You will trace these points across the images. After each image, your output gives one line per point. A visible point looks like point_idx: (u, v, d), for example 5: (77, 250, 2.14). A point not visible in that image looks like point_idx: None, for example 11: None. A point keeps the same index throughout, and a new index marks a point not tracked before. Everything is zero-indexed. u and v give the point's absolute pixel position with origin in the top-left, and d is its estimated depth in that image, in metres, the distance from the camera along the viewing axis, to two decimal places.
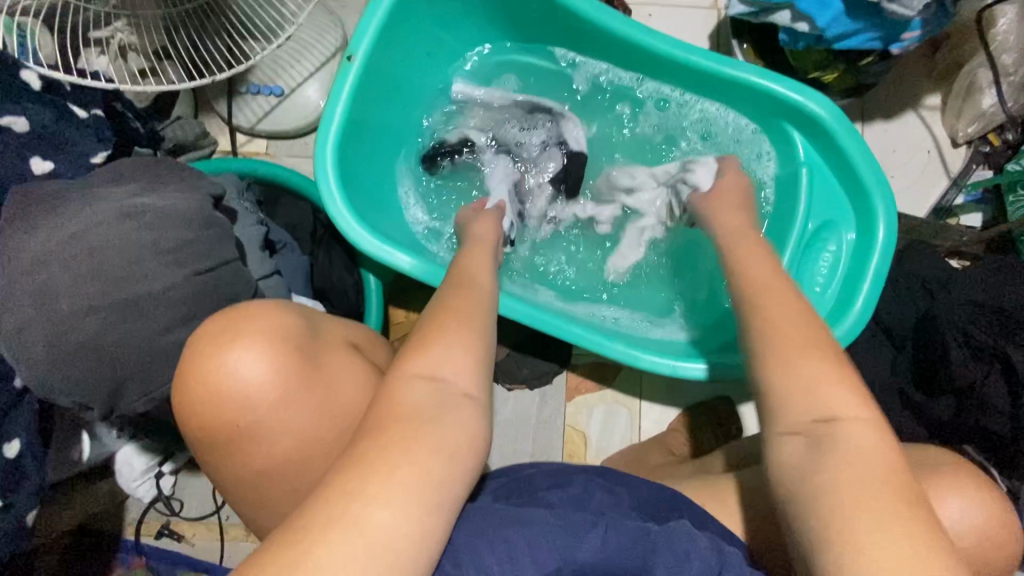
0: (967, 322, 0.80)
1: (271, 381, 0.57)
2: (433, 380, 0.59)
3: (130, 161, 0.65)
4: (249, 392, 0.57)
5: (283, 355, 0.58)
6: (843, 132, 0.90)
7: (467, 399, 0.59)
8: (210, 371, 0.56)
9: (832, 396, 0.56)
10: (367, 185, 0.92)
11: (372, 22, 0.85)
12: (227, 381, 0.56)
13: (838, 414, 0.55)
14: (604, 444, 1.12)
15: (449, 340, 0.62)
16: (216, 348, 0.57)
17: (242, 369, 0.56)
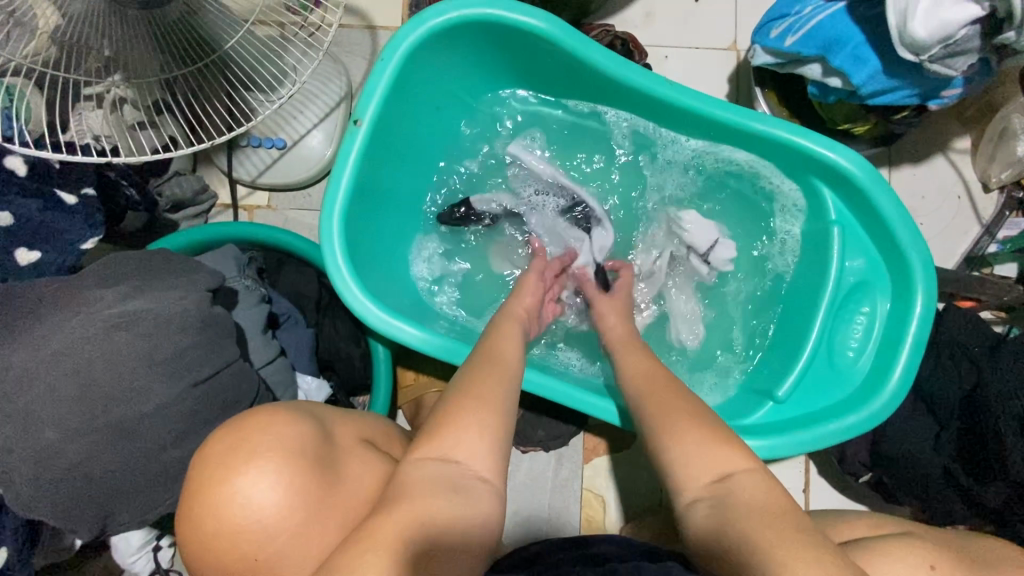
0: (1021, 407, 0.74)
1: (289, 499, 0.50)
2: (445, 462, 0.56)
3: (121, 255, 0.60)
4: (262, 525, 0.49)
5: (302, 468, 0.51)
6: (878, 192, 0.86)
7: (481, 481, 0.56)
8: (220, 487, 0.49)
9: (721, 457, 0.58)
10: (376, 250, 0.87)
11: (380, 83, 0.80)
12: (236, 509, 0.49)
13: (731, 472, 0.57)
14: (622, 508, 1.07)
15: (465, 420, 0.59)
16: (229, 458, 0.50)
17: (253, 495, 0.49)
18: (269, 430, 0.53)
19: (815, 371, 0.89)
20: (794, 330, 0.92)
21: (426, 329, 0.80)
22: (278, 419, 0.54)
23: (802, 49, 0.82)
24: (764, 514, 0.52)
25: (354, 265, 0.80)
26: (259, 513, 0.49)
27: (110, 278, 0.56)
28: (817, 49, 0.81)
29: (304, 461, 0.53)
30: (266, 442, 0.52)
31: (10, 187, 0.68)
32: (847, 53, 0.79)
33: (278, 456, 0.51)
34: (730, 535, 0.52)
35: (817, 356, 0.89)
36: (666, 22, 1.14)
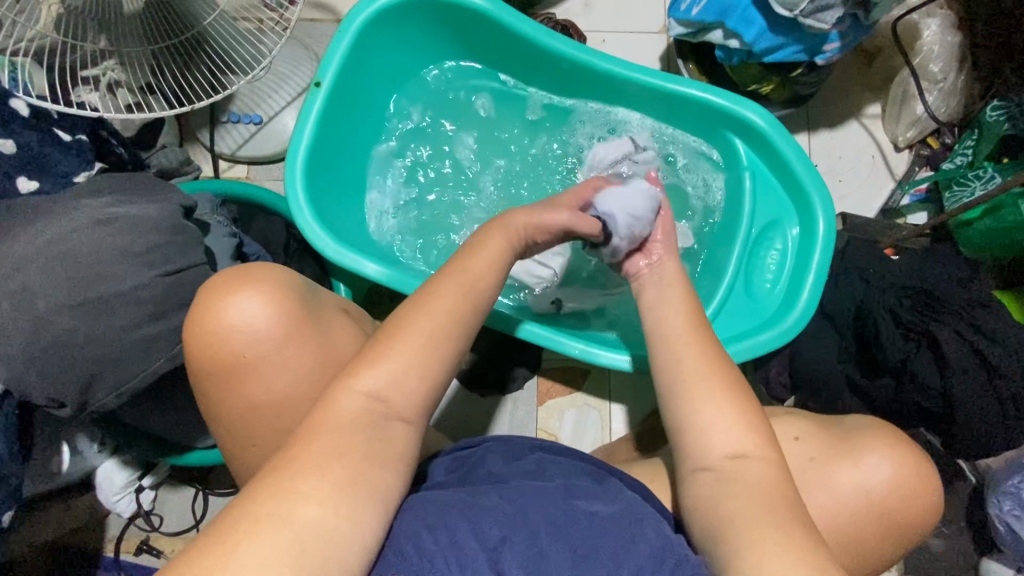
0: (895, 303, 0.84)
1: (273, 324, 0.64)
2: (373, 399, 0.59)
3: (106, 177, 0.71)
4: (252, 334, 0.63)
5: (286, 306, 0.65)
6: (781, 139, 0.97)
7: (403, 423, 0.60)
8: (218, 317, 0.63)
9: (745, 439, 0.62)
10: (340, 203, 0.98)
11: (337, 52, 0.93)
12: (229, 322, 0.63)
13: (745, 452, 0.62)
14: (574, 446, 1.15)
15: (406, 356, 0.61)
16: (230, 291, 0.64)
17: (243, 312, 0.63)
18: (264, 274, 0.67)
19: (734, 300, 0.99)
20: (716, 266, 1.02)
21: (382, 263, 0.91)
22: (269, 273, 0.68)
23: (704, 17, 0.95)
24: (757, 489, 0.59)
25: (316, 207, 0.91)
26: (249, 325, 0.63)
27: (98, 191, 0.67)
28: (715, 15, 0.94)
29: (291, 299, 0.66)
30: (260, 279, 0.66)
31: (13, 125, 0.78)
32: (737, 16, 0.92)
33: (270, 289, 0.65)
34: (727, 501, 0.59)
35: (736, 286, 0.99)
36: (602, 11, 1.28)
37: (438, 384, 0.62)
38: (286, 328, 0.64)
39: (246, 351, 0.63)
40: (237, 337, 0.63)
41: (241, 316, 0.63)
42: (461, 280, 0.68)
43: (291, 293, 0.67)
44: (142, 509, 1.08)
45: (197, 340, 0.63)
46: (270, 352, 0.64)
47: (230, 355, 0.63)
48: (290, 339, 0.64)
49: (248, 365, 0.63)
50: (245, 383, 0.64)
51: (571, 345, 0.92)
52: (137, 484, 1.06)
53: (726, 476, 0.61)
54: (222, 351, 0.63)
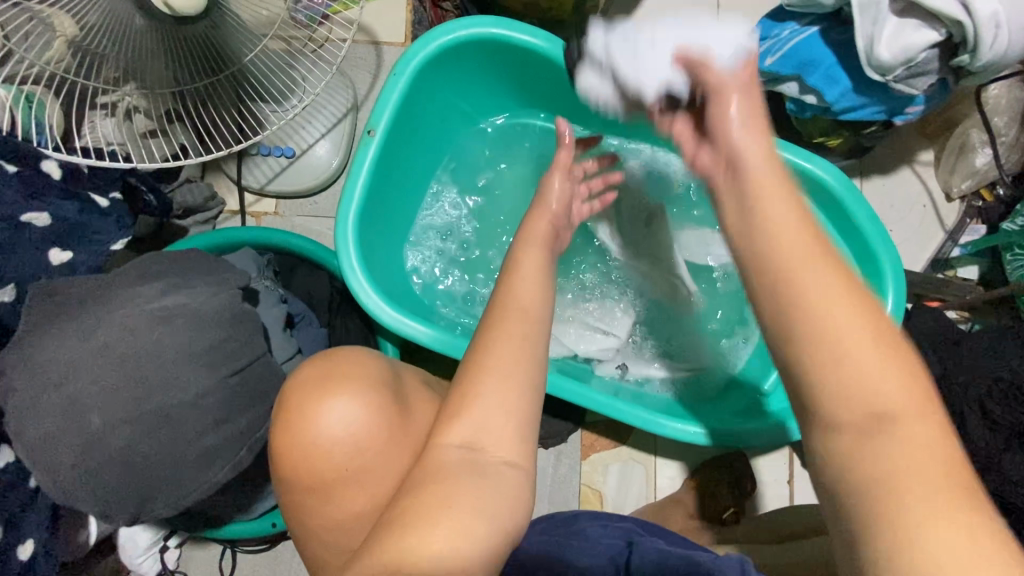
0: (979, 390, 0.82)
1: (361, 427, 0.59)
2: (471, 449, 0.58)
3: (154, 255, 0.64)
4: (343, 438, 0.58)
5: (375, 404, 0.60)
6: (853, 202, 0.92)
7: (508, 466, 0.59)
8: (308, 415, 0.58)
9: (897, 383, 0.41)
10: (386, 259, 0.91)
11: (391, 97, 0.85)
12: (323, 430, 0.58)
13: (896, 404, 0.41)
14: (618, 502, 1.12)
15: (494, 403, 0.59)
16: (319, 386, 0.59)
17: (340, 418, 0.58)
18: (354, 365, 0.62)
19: None
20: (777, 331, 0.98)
21: (434, 327, 0.84)
22: (356, 358, 0.63)
23: (780, 69, 0.89)
24: None
25: (367, 267, 0.83)
26: (341, 427, 0.58)
27: (147, 275, 0.60)
28: (794, 69, 0.88)
29: (387, 395, 0.62)
30: (354, 374, 0.61)
31: (50, 192, 0.77)
32: (821, 73, 0.87)
33: (365, 387, 0.60)
34: None
35: None
36: None
37: (531, 426, 0.61)
38: (375, 432, 0.59)
39: (339, 459, 0.58)
40: (337, 452, 0.58)
41: (332, 417, 0.58)
42: (512, 308, 0.64)
43: (386, 393, 0.62)
44: (167, 568, 1.02)
45: (285, 440, 0.58)
46: (356, 459, 0.59)
47: (326, 470, 0.59)
48: (390, 444, 0.60)
49: (334, 470, 0.58)
50: (341, 493, 0.59)
51: (635, 413, 0.86)
52: (161, 543, 1.00)
53: (811, 417, 0.44)
54: (319, 467, 0.58)
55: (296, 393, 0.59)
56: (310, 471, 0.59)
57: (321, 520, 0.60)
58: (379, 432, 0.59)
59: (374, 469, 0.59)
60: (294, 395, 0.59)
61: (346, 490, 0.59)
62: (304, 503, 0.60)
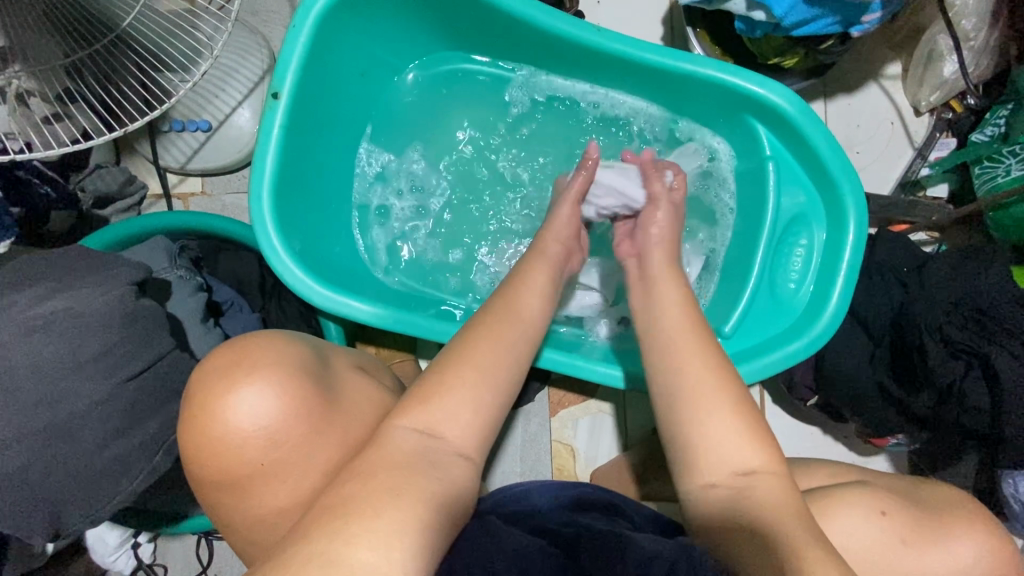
0: (942, 319, 0.79)
1: (279, 420, 0.56)
2: (429, 435, 0.58)
3: (34, 255, 0.58)
4: (259, 432, 0.55)
5: (297, 391, 0.57)
6: (808, 123, 0.85)
7: (461, 458, 0.58)
8: (220, 408, 0.55)
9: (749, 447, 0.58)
10: (316, 234, 0.84)
11: (294, 52, 0.77)
12: (235, 423, 0.55)
13: (751, 469, 0.57)
14: (591, 456, 1.11)
15: (458, 395, 0.60)
16: (234, 374, 0.56)
17: (250, 407, 0.55)
18: (268, 351, 0.59)
19: (759, 303, 0.90)
20: (738, 268, 0.93)
21: (375, 303, 0.79)
22: (276, 347, 0.60)
23: None
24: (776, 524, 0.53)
25: (293, 248, 0.78)
26: (255, 421, 0.55)
27: (22, 279, 0.55)
28: None
29: (306, 380, 0.59)
30: (275, 362, 0.58)
31: None
32: None
33: (278, 372, 0.57)
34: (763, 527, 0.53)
35: (759, 291, 0.90)
36: None
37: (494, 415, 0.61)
38: (293, 425, 0.56)
39: (255, 459, 0.55)
40: (250, 446, 0.55)
41: (246, 411, 0.55)
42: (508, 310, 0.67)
43: (307, 381, 0.58)
44: (143, 562, 1.01)
45: (198, 431, 0.55)
46: (268, 454, 0.56)
47: (240, 466, 0.56)
48: (316, 435, 0.57)
49: (243, 465, 0.55)
50: (259, 491, 0.56)
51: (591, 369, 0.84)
52: (132, 540, 0.99)
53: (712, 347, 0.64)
54: (231, 463, 0.55)
55: (203, 387, 0.56)
56: (222, 469, 0.55)
57: (241, 519, 0.58)
58: (297, 420, 0.57)
59: (298, 461, 0.56)
60: (207, 383, 0.56)
61: (256, 484, 0.56)
62: (216, 501, 0.58)
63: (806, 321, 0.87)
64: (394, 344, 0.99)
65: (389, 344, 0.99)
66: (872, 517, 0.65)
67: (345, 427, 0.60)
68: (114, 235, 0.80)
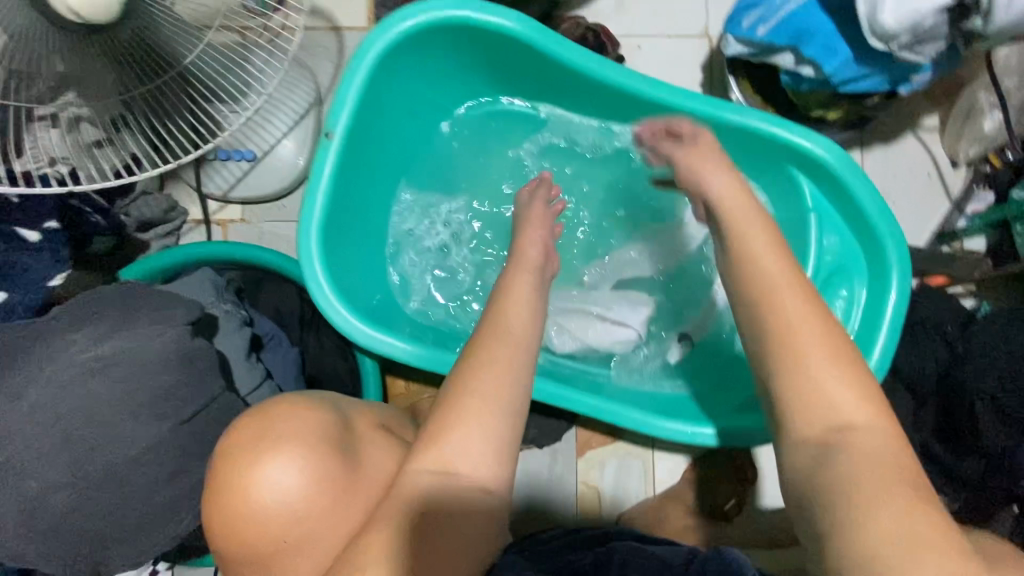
0: (993, 384, 0.76)
1: (306, 493, 0.54)
2: (443, 473, 0.56)
3: (93, 291, 0.59)
4: (284, 507, 0.54)
5: (318, 463, 0.55)
6: (852, 178, 0.85)
7: (488, 495, 0.57)
8: (242, 482, 0.53)
9: (859, 406, 0.50)
10: (358, 270, 0.85)
11: (349, 94, 0.78)
12: (259, 501, 0.53)
13: None
14: (617, 498, 1.09)
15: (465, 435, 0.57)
16: (253, 446, 0.54)
17: (279, 480, 0.53)
18: (291, 418, 0.57)
19: None
20: None
21: (413, 341, 0.79)
22: (291, 412, 0.58)
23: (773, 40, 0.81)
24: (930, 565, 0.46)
25: (338, 285, 0.78)
26: (280, 496, 0.53)
27: (81, 318, 0.55)
28: (788, 40, 0.81)
29: (329, 449, 0.57)
30: (293, 431, 0.56)
31: None
32: (817, 43, 0.79)
33: (301, 444, 0.55)
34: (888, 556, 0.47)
35: None
36: (637, 11, 1.12)
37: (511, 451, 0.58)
38: (318, 498, 0.55)
39: (284, 536, 0.54)
40: (275, 522, 0.53)
41: (272, 487, 0.53)
42: (505, 333, 0.63)
43: (326, 450, 0.57)
44: None
45: (219, 507, 0.53)
46: (293, 529, 0.54)
47: (266, 543, 0.54)
48: (337, 506, 0.56)
49: (268, 539, 0.54)
50: (292, 564, 0.55)
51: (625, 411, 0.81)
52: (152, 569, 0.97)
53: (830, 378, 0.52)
54: (262, 539, 0.54)
55: (225, 461, 0.54)
56: (245, 546, 0.54)
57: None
58: (326, 490, 0.55)
59: (328, 531, 0.55)
60: (226, 457, 0.54)
61: (280, 556, 0.54)
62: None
63: None
64: (426, 378, 1.00)
65: (421, 376, 1.00)
66: None
67: (366, 493, 0.59)
68: (151, 270, 0.81)
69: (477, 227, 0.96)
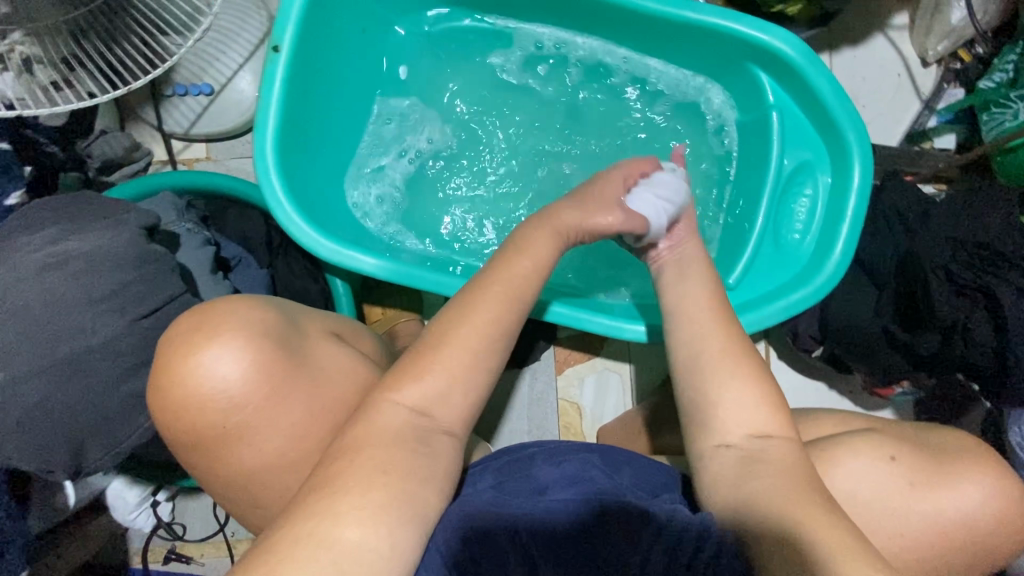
0: (945, 259, 0.78)
1: (247, 375, 0.56)
2: (419, 413, 0.56)
3: (46, 202, 0.60)
4: (224, 391, 0.56)
5: (259, 350, 0.57)
6: (811, 68, 0.84)
7: (448, 436, 0.57)
8: (183, 368, 0.55)
9: (761, 411, 0.59)
10: (322, 192, 0.85)
11: (294, 4, 0.77)
12: (203, 383, 0.56)
13: (768, 433, 0.58)
14: (597, 413, 1.12)
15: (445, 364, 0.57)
16: (193, 336, 0.56)
17: (218, 367, 0.56)
18: (231, 314, 0.59)
19: (763, 253, 0.90)
20: (743, 216, 0.92)
21: (380, 257, 0.80)
22: (232, 310, 0.59)
23: None
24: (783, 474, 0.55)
25: (299, 204, 0.78)
26: (220, 380, 0.56)
27: (36, 222, 0.57)
28: None
29: (271, 342, 0.59)
30: (234, 324, 0.58)
31: None
32: None
33: (240, 334, 0.57)
34: (752, 482, 0.55)
35: (764, 239, 0.89)
36: None
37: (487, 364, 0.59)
38: (259, 383, 0.57)
39: (228, 420, 0.56)
40: (212, 407, 0.56)
41: (210, 372, 0.55)
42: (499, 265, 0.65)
43: (267, 340, 0.58)
44: (161, 520, 1.03)
45: (166, 391, 0.56)
46: (234, 411, 0.57)
47: (209, 428, 0.57)
48: (278, 394, 0.58)
49: (207, 422, 0.57)
50: (237, 447, 0.58)
51: (591, 317, 0.83)
52: (152, 498, 1.01)
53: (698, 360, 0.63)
54: (200, 419, 0.56)
55: (166, 351, 0.56)
56: (191, 430, 0.57)
57: (224, 475, 0.60)
58: (266, 379, 0.57)
59: (268, 419, 0.58)
60: (169, 347, 0.56)
61: (224, 435, 0.57)
62: (203, 464, 0.59)
63: (811, 270, 0.87)
64: (400, 304, 1.01)
65: (393, 303, 1.01)
66: (881, 463, 0.65)
67: (314, 390, 0.60)
68: (125, 193, 0.81)
69: (440, 149, 0.96)
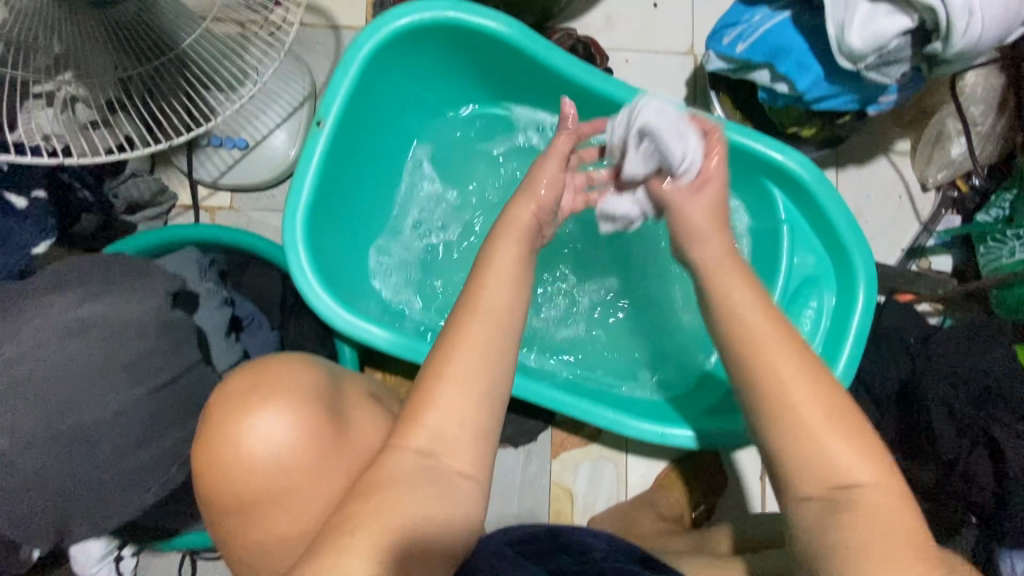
0: (949, 393, 0.80)
1: (294, 439, 0.58)
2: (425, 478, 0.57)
3: (76, 261, 0.61)
4: (269, 453, 0.58)
5: (309, 412, 0.60)
6: (823, 192, 0.88)
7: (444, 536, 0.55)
8: (235, 426, 0.57)
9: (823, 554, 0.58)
10: (343, 259, 0.86)
11: (341, 85, 0.80)
12: (250, 443, 0.57)
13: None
14: (589, 501, 1.10)
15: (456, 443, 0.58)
16: (248, 394, 0.59)
17: (269, 428, 0.58)
18: (286, 373, 0.62)
19: None
20: None
21: (393, 331, 0.80)
22: (288, 368, 0.62)
23: (751, 56, 0.85)
24: None
25: (322, 274, 0.79)
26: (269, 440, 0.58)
27: (64, 283, 0.57)
28: (764, 55, 0.84)
29: (320, 406, 0.61)
30: (290, 384, 0.61)
31: None
32: (791, 60, 0.82)
33: (294, 396, 0.60)
34: None
35: None
36: (625, 25, 1.16)
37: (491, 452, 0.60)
38: (305, 447, 0.59)
39: (267, 484, 0.57)
40: (259, 470, 0.57)
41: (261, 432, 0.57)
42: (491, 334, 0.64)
43: (318, 402, 0.61)
44: None
45: (213, 449, 0.58)
46: (276, 475, 0.58)
47: (246, 491, 0.58)
48: (321, 460, 0.59)
49: (248, 484, 0.58)
50: (270, 512, 0.58)
51: (597, 409, 0.83)
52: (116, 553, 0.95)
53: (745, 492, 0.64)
54: (241, 481, 0.57)
55: (218, 406, 0.59)
56: (229, 492, 0.58)
57: (252, 539, 0.59)
58: (311, 445, 0.59)
59: (307, 484, 0.58)
60: (224, 403, 0.59)
61: (260, 499, 0.58)
62: (228, 527, 0.60)
63: None
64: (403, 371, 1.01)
65: (396, 370, 1.01)
66: None
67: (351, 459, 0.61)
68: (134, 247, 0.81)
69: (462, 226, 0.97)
